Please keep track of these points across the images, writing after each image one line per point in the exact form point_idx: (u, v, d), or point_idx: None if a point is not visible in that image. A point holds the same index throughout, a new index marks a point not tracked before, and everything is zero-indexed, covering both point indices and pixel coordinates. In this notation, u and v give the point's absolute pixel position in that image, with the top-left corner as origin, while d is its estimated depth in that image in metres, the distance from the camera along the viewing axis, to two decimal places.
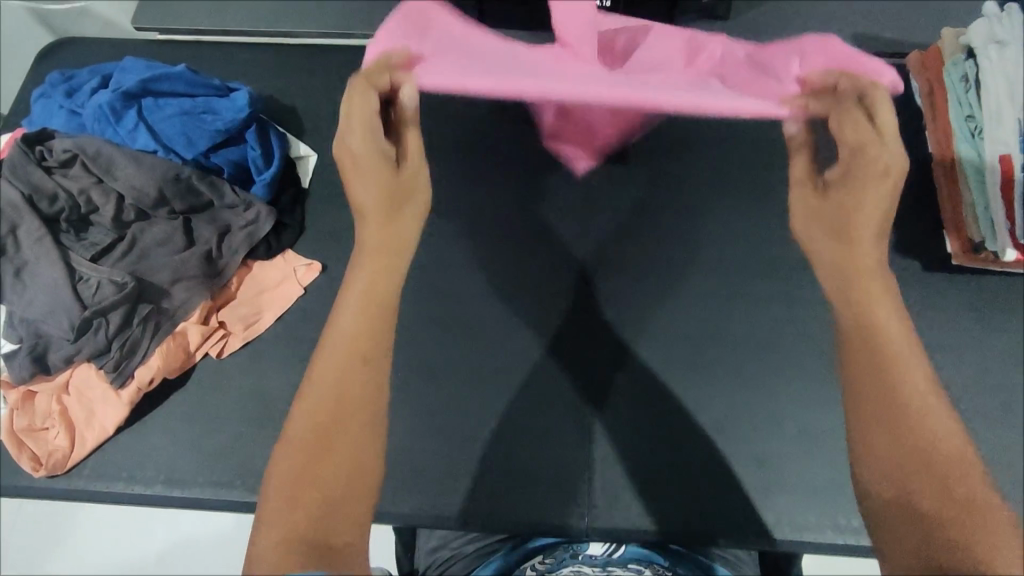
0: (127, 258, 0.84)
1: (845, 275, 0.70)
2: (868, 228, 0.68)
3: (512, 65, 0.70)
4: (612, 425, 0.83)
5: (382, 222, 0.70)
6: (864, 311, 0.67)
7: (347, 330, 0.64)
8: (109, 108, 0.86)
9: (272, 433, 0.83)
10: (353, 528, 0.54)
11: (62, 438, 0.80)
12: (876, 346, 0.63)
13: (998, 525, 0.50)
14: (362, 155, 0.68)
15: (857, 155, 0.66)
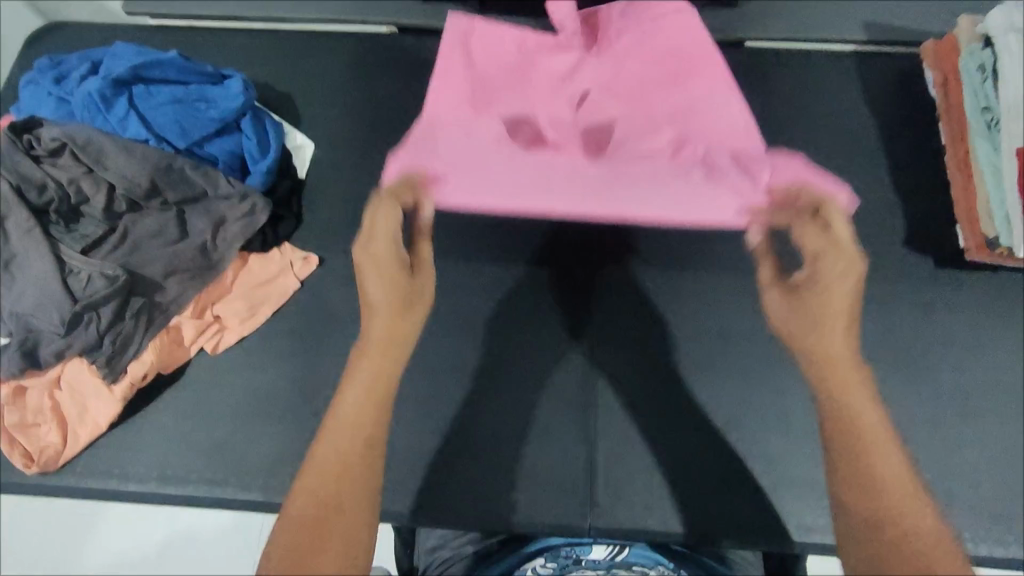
0: (119, 250, 0.82)
1: (820, 367, 0.59)
2: (835, 322, 0.59)
3: (499, 171, 0.72)
4: (614, 423, 0.82)
5: (389, 317, 0.62)
6: (843, 398, 0.56)
7: (360, 383, 0.58)
8: (99, 95, 0.83)
9: (269, 429, 0.82)
10: None
11: (54, 434, 0.79)
12: (847, 417, 0.55)
13: None
14: (376, 264, 0.64)
15: (817, 260, 0.62)
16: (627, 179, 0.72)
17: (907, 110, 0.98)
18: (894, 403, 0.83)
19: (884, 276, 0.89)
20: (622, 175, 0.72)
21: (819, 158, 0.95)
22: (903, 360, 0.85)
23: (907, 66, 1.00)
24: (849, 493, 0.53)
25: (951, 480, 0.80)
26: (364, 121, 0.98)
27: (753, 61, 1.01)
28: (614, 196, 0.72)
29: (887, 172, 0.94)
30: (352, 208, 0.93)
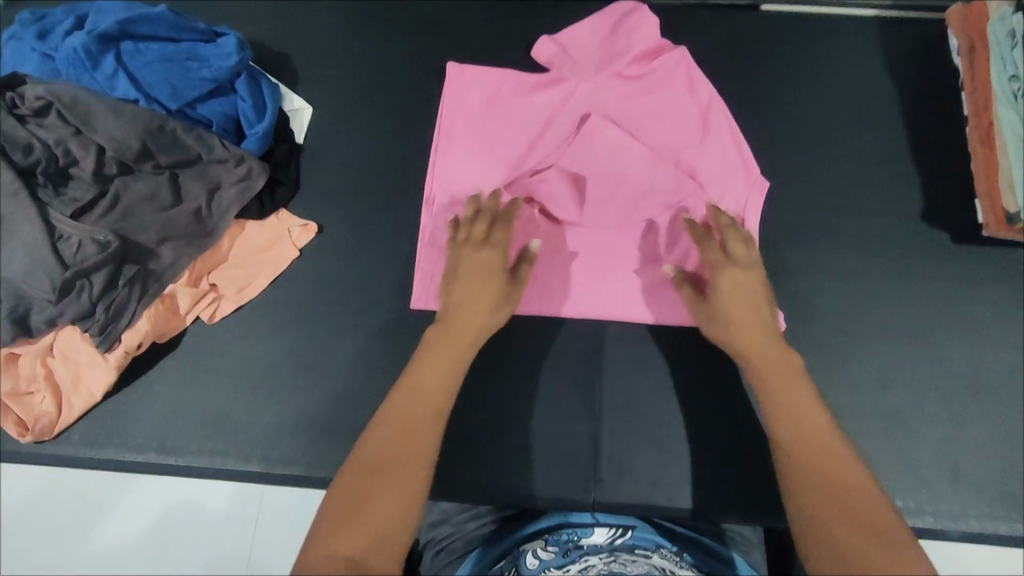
0: (110, 215, 0.79)
1: (745, 359, 0.73)
2: (738, 312, 0.74)
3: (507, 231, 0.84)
4: (619, 398, 0.81)
5: (478, 306, 0.74)
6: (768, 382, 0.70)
7: (433, 360, 0.70)
8: (84, 52, 0.80)
9: (269, 401, 0.81)
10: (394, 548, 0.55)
11: (48, 403, 0.77)
12: (772, 392, 0.69)
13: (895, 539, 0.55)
14: (479, 266, 0.76)
15: (715, 266, 0.76)
16: (613, 217, 0.85)
17: (931, 78, 0.94)
18: (905, 381, 0.82)
19: (900, 251, 0.86)
20: (609, 211, 0.84)
21: (837, 128, 0.92)
22: (916, 337, 0.83)
23: (933, 31, 0.96)
24: (788, 445, 0.64)
25: (959, 459, 0.79)
26: (363, 83, 0.94)
27: (771, 24, 0.96)
28: (603, 235, 0.85)
29: (907, 143, 0.91)
30: (352, 174, 0.90)
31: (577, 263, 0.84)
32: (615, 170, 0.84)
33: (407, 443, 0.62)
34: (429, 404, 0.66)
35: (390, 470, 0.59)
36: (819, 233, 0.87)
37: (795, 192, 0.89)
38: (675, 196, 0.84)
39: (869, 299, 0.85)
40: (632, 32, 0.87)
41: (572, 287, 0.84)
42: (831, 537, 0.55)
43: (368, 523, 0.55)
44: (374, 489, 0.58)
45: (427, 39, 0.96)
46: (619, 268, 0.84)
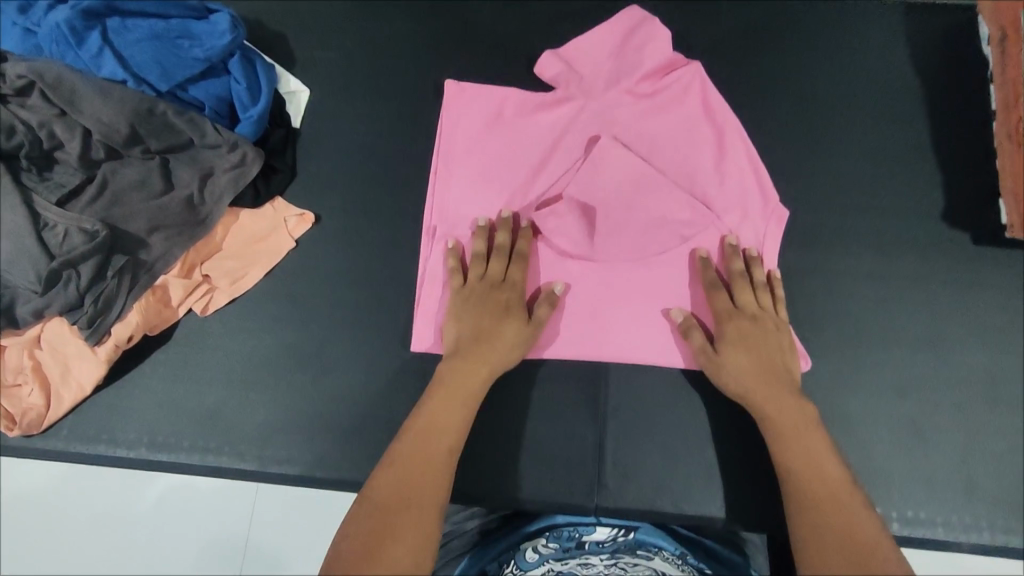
0: (99, 202, 0.75)
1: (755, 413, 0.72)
2: (745, 364, 0.73)
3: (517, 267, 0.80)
4: (623, 399, 0.80)
5: (491, 342, 0.74)
6: (785, 437, 0.69)
7: (439, 401, 0.70)
8: (68, 28, 0.75)
9: (265, 397, 0.79)
10: None
11: (36, 397, 0.75)
12: (791, 443, 0.68)
13: None
14: (492, 304, 0.76)
15: (724, 318, 0.76)
16: (626, 248, 0.80)
17: (959, 68, 0.89)
18: (920, 388, 0.80)
19: (919, 252, 0.83)
20: (622, 241, 0.80)
21: (858, 120, 0.88)
22: (932, 342, 0.81)
23: (964, 17, 0.91)
24: (804, 496, 0.64)
25: (972, 469, 0.78)
26: (363, 65, 0.90)
27: (791, 9, 0.92)
28: (614, 267, 0.82)
29: (930, 137, 0.87)
30: (351, 162, 0.87)
31: (588, 298, 0.81)
32: (629, 198, 0.80)
33: (418, 486, 0.62)
34: (441, 442, 0.67)
35: (401, 515, 0.59)
36: (835, 232, 0.84)
37: (811, 188, 0.86)
38: (691, 226, 0.80)
39: (885, 302, 0.82)
40: (641, 46, 0.84)
41: (583, 326, 0.81)
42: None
43: (382, 568, 0.55)
44: (388, 532, 0.58)
45: (430, 18, 0.91)
46: (632, 303, 0.81)
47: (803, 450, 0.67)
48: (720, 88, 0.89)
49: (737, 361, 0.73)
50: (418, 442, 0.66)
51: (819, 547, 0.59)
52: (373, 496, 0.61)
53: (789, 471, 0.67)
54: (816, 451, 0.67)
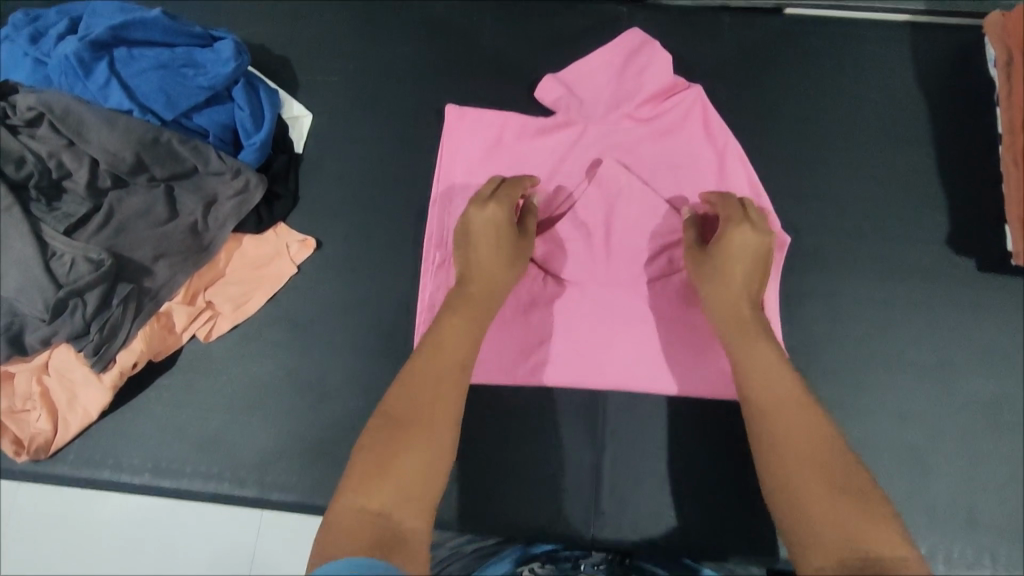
0: (105, 231, 0.77)
1: (728, 322, 0.72)
2: (736, 274, 0.72)
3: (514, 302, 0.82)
4: (620, 427, 0.80)
5: (484, 268, 0.74)
6: (752, 352, 0.69)
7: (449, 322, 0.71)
8: (76, 60, 0.76)
9: (266, 424, 0.79)
10: (418, 518, 0.57)
11: (43, 422, 0.76)
12: (759, 362, 0.68)
13: (887, 518, 0.54)
14: (483, 223, 0.75)
15: (729, 225, 0.73)
16: (628, 272, 0.82)
17: (963, 92, 0.90)
18: (923, 418, 0.79)
19: (924, 279, 0.83)
20: (623, 267, 0.82)
21: (858, 145, 0.88)
22: (935, 370, 0.80)
23: (969, 39, 0.92)
24: (763, 409, 0.65)
25: (974, 502, 0.77)
26: (368, 89, 0.92)
27: (792, 31, 0.93)
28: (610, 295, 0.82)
29: (935, 163, 0.87)
30: (352, 188, 0.88)
31: (586, 328, 0.82)
32: (628, 224, 0.81)
33: (429, 399, 0.64)
34: (453, 357, 0.68)
35: (412, 429, 0.61)
36: (836, 257, 0.84)
37: (813, 213, 0.86)
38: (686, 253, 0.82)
39: (888, 329, 0.81)
40: (642, 70, 0.86)
41: (580, 357, 0.81)
42: (830, 516, 0.55)
43: (393, 480, 0.57)
44: (396, 447, 0.60)
45: (435, 44, 0.93)
46: (628, 330, 0.81)
47: (760, 365, 0.67)
48: (723, 110, 0.90)
49: (727, 325, 0.72)
50: (426, 361, 0.67)
51: (783, 458, 0.60)
52: (385, 414, 0.63)
53: (755, 391, 0.66)
54: (777, 361, 0.67)
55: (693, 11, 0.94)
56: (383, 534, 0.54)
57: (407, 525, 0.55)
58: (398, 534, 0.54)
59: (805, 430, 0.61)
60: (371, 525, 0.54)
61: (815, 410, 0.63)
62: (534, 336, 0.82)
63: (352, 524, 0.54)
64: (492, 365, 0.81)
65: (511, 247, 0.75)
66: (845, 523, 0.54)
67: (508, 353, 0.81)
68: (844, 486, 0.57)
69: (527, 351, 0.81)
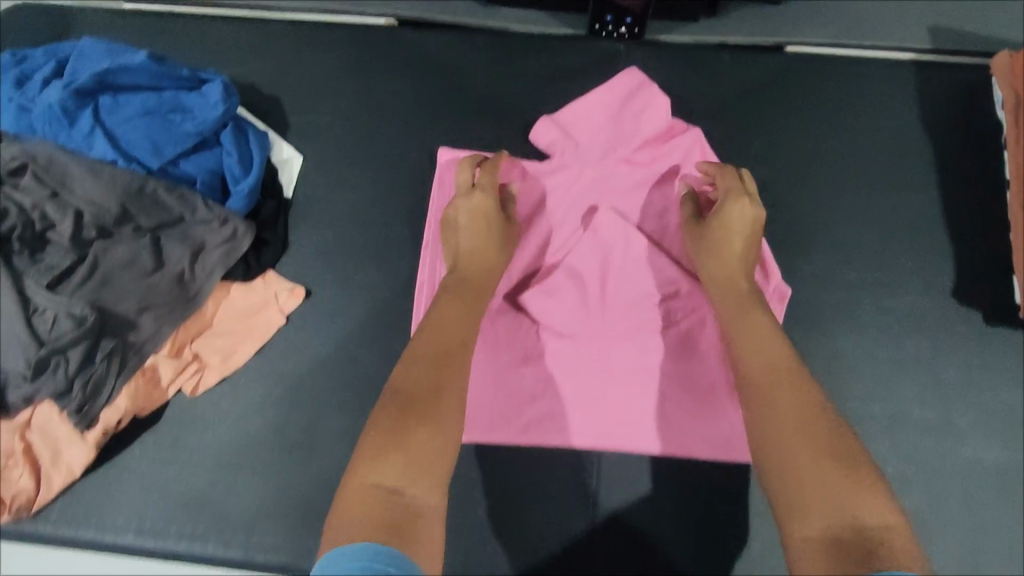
0: (88, 284, 0.74)
1: (724, 291, 0.74)
2: (734, 244, 0.75)
3: (506, 359, 0.81)
4: (617, 482, 0.78)
5: (476, 254, 0.77)
6: (744, 321, 0.71)
7: (449, 303, 0.73)
8: (60, 108, 0.74)
9: (254, 481, 0.78)
10: (434, 492, 0.59)
11: (26, 480, 0.74)
12: (748, 330, 0.70)
13: (866, 482, 0.55)
14: (469, 210, 0.78)
15: (728, 197, 0.77)
16: (624, 324, 0.81)
17: (968, 135, 0.88)
18: (928, 476, 0.77)
19: (928, 330, 0.81)
20: (619, 319, 0.81)
21: (861, 189, 0.86)
22: (940, 425, 0.78)
23: (974, 79, 0.90)
24: (750, 377, 0.67)
25: (981, 564, 0.75)
26: (360, 130, 0.90)
27: (794, 69, 0.90)
28: (606, 348, 0.81)
29: (940, 208, 0.86)
30: (344, 234, 0.86)
31: (582, 383, 0.81)
32: (622, 277, 0.82)
33: (431, 377, 0.66)
34: (453, 340, 0.70)
35: (420, 407, 0.63)
36: (839, 307, 0.82)
37: (814, 261, 0.83)
38: (680, 306, 0.82)
39: (891, 383, 0.79)
40: (639, 113, 0.85)
41: (574, 413, 0.80)
42: (811, 478, 0.56)
43: (402, 457, 0.59)
44: (404, 425, 0.61)
45: (428, 83, 0.91)
46: (624, 385, 0.80)
47: (749, 333, 0.70)
48: (723, 152, 0.88)
49: (724, 296, 0.74)
50: (429, 341, 0.69)
51: (768, 424, 0.62)
52: (391, 394, 0.64)
53: (743, 358, 0.69)
54: (766, 328, 0.69)
55: (693, 47, 0.92)
56: (395, 512, 0.55)
57: (420, 500, 0.58)
58: (410, 510, 0.56)
59: (791, 395, 0.63)
60: (382, 502, 0.56)
61: (800, 376, 0.64)
62: (528, 388, 0.81)
63: (364, 501, 0.56)
64: (484, 420, 0.79)
65: (500, 233, 0.78)
66: (826, 487, 0.55)
67: (501, 412, 0.80)
68: (825, 446, 0.58)
69: (520, 405, 0.80)
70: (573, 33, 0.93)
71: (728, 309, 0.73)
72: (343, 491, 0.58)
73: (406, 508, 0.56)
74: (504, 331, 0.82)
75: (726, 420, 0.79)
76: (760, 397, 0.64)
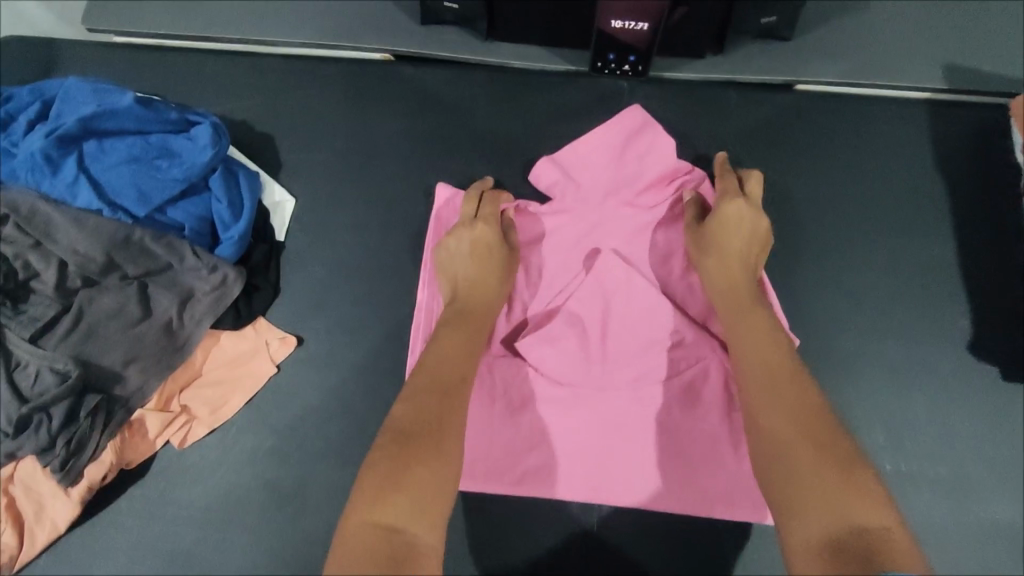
0: (72, 336, 0.73)
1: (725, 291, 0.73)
2: (733, 241, 0.74)
3: (502, 407, 0.79)
4: (617, 546, 0.74)
5: (477, 287, 0.76)
6: (744, 324, 0.70)
7: (450, 329, 0.72)
8: (42, 157, 0.73)
9: (244, 538, 0.76)
10: (433, 526, 0.55)
11: (8, 536, 0.71)
12: (747, 332, 0.69)
13: (864, 482, 0.53)
14: (472, 240, 0.77)
15: (727, 195, 0.76)
16: (625, 373, 0.78)
17: (986, 178, 0.85)
18: (942, 540, 0.74)
19: (942, 386, 0.78)
20: (620, 367, 0.78)
21: (872, 234, 0.83)
22: (955, 486, 0.75)
23: (992, 119, 0.87)
24: (748, 380, 0.66)
25: None
26: (354, 170, 0.88)
27: (803, 107, 0.87)
28: (606, 397, 0.78)
29: (956, 256, 0.82)
30: (337, 279, 0.84)
31: (580, 433, 0.78)
32: (624, 324, 0.78)
33: (434, 407, 0.63)
34: (455, 372, 0.67)
35: (423, 438, 0.59)
36: (850, 361, 0.79)
37: (824, 311, 0.80)
38: (686, 356, 0.78)
39: (902, 442, 0.77)
40: (643, 154, 0.82)
41: (572, 465, 0.77)
42: (806, 480, 0.55)
43: (407, 495, 0.55)
44: (408, 459, 0.57)
45: (425, 121, 0.89)
46: (624, 436, 0.78)
47: (749, 336, 0.68)
48: None
49: (724, 297, 0.73)
50: (431, 369, 0.67)
51: (767, 425, 0.61)
52: (393, 430, 0.60)
53: (743, 362, 0.68)
54: (766, 327, 0.68)
55: (699, 85, 0.89)
56: (398, 552, 0.51)
57: (424, 540, 0.53)
58: (413, 549, 0.52)
59: (788, 395, 0.61)
60: (385, 542, 0.51)
61: (800, 378, 0.63)
62: (523, 438, 0.78)
63: (366, 540, 0.51)
64: (478, 472, 0.76)
65: (502, 266, 0.77)
66: (822, 489, 0.54)
67: (497, 464, 0.77)
68: (821, 444, 0.56)
69: (516, 455, 0.77)
70: (575, 69, 0.90)
71: (730, 314, 0.72)
72: (344, 528, 0.54)
73: (408, 546, 0.52)
74: (501, 378, 0.79)
75: (732, 477, 0.75)
76: (760, 400, 0.63)
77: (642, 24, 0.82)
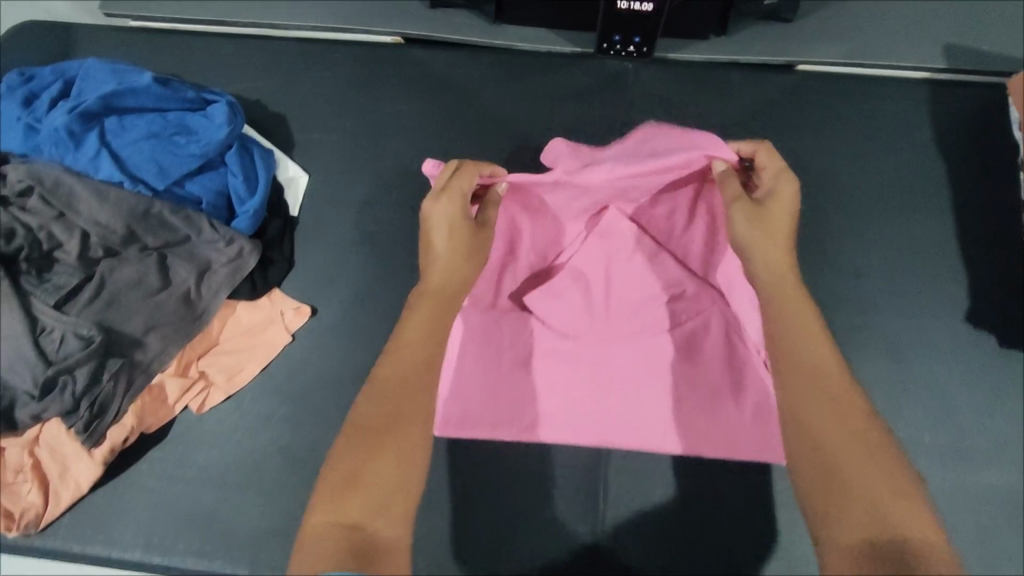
0: (95, 304, 0.75)
1: (769, 273, 0.67)
2: (784, 222, 0.68)
3: (509, 359, 0.81)
4: (625, 512, 0.75)
5: (447, 262, 0.70)
6: (782, 307, 0.64)
7: (419, 309, 0.67)
8: (66, 132, 0.76)
9: (260, 500, 0.78)
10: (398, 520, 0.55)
11: (35, 494, 0.75)
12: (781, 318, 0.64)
13: (908, 491, 0.54)
14: (440, 217, 0.71)
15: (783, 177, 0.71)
16: (628, 325, 0.80)
17: (985, 154, 0.87)
18: (948, 505, 0.75)
19: (941, 355, 0.80)
20: (623, 320, 0.80)
21: (872, 209, 0.85)
22: (957, 453, 0.76)
23: (991, 96, 0.88)
24: (789, 367, 0.61)
25: None
26: (366, 147, 0.90)
27: (805, 85, 0.89)
28: (609, 347, 0.80)
29: (955, 229, 0.84)
30: (349, 252, 0.86)
31: (585, 384, 0.80)
32: (627, 278, 0.81)
33: (404, 395, 0.60)
34: (419, 355, 0.63)
35: (383, 433, 0.58)
36: (851, 331, 0.80)
37: (825, 283, 0.82)
38: (686, 309, 0.80)
39: (904, 409, 0.78)
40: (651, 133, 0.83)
41: (577, 413, 0.79)
42: (857, 486, 0.54)
43: (365, 492, 0.55)
44: (363, 456, 0.57)
45: (435, 99, 0.91)
46: (628, 387, 0.79)
47: (789, 320, 0.64)
48: None
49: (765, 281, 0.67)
50: (398, 352, 0.63)
51: (810, 420, 0.58)
52: (355, 424, 0.59)
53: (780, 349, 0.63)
54: (803, 314, 0.64)
55: (702, 65, 0.91)
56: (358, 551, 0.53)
57: (387, 536, 0.54)
58: (376, 547, 0.53)
59: (831, 393, 0.59)
60: (345, 540, 0.53)
61: (840, 372, 0.60)
62: (531, 386, 0.80)
63: (324, 545, 0.53)
64: (488, 420, 0.78)
65: (473, 243, 0.71)
66: (873, 500, 0.53)
67: (505, 415, 0.79)
68: (870, 450, 0.56)
69: (523, 405, 0.79)
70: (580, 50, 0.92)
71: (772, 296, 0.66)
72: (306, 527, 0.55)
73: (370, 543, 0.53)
74: (507, 333, 0.81)
75: (733, 421, 0.77)
76: (804, 392, 0.59)
77: (646, 4, 0.84)
